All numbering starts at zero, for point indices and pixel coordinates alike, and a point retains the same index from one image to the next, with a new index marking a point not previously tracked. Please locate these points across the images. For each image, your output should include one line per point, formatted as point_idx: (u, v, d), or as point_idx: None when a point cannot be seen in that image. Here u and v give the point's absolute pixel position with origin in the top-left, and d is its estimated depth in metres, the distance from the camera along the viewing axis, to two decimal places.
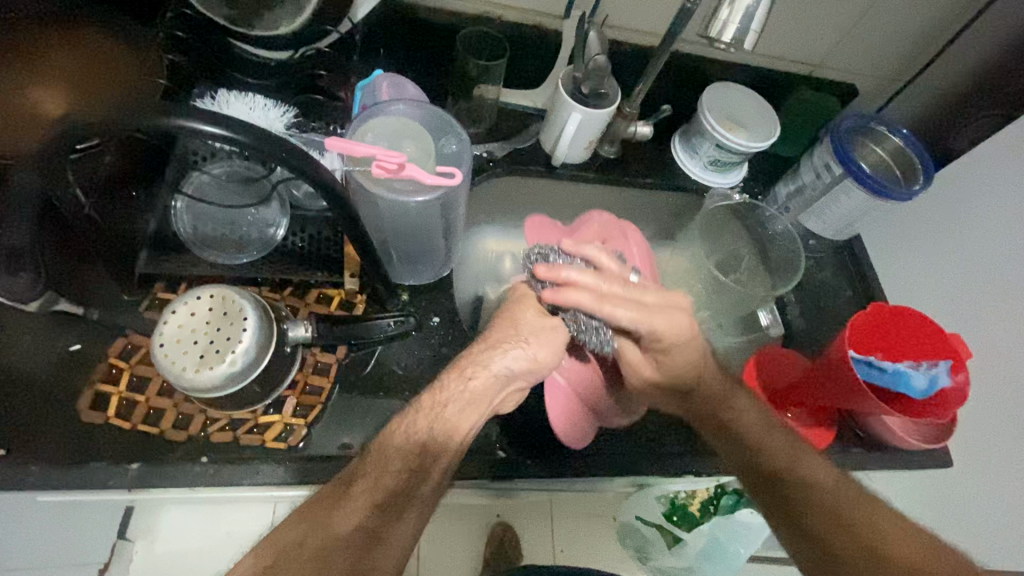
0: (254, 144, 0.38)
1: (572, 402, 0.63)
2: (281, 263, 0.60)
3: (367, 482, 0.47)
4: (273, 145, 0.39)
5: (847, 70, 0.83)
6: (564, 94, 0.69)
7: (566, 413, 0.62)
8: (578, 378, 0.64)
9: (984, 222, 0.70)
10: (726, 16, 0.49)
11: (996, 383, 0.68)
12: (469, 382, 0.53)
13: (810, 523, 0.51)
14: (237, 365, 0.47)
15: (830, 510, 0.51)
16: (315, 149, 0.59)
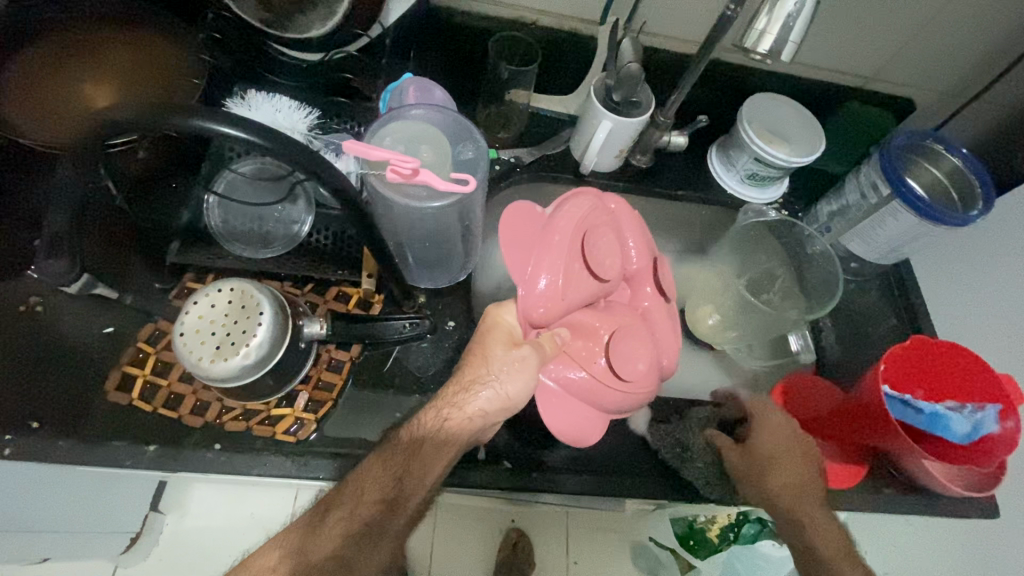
0: (271, 147, 0.39)
1: (571, 399, 0.58)
2: (305, 260, 0.62)
3: (343, 513, 0.48)
4: (291, 149, 0.40)
5: (901, 85, 0.79)
6: (595, 101, 0.68)
7: (554, 404, 0.58)
8: (568, 378, 0.58)
9: None
10: (764, 25, 0.47)
11: None
12: (444, 424, 0.51)
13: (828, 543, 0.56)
14: (251, 359, 0.49)
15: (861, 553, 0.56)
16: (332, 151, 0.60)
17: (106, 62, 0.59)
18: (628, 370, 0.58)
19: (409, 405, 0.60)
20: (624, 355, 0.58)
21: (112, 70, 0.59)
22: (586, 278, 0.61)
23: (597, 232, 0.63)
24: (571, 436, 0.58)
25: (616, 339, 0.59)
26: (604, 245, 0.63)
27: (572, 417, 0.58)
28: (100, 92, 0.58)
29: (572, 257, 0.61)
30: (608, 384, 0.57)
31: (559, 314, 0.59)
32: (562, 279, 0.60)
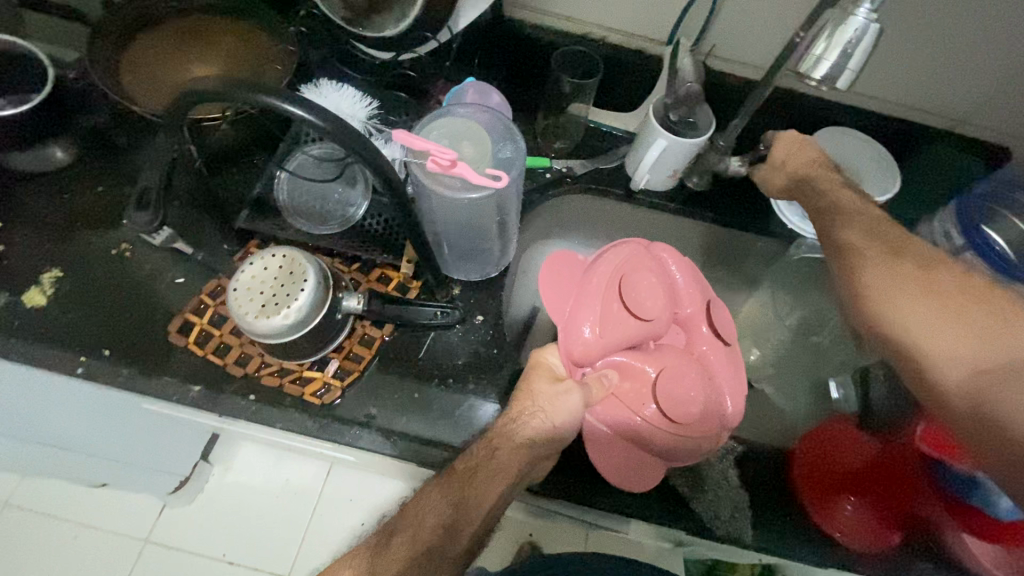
0: (330, 128, 0.43)
1: (619, 443, 0.58)
2: (355, 239, 0.66)
3: (405, 536, 0.50)
4: (346, 134, 0.43)
5: (992, 128, 0.74)
6: (652, 118, 0.69)
7: (605, 450, 0.58)
8: (614, 420, 0.59)
9: None
10: (821, 51, 0.45)
11: None
12: (495, 453, 0.52)
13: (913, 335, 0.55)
14: (289, 319, 0.54)
15: (965, 301, 0.54)
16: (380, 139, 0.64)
17: (215, 48, 0.68)
18: (678, 410, 0.59)
19: (427, 388, 0.63)
20: (677, 396, 0.60)
21: (218, 54, 0.67)
22: (626, 318, 0.63)
23: (637, 275, 0.65)
24: (617, 468, 0.58)
25: (669, 381, 0.60)
26: (645, 289, 0.65)
27: (619, 461, 0.58)
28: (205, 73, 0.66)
29: (610, 301, 0.63)
30: (659, 424, 0.58)
31: (602, 354, 0.61)
32: (601, 321, 0.62)
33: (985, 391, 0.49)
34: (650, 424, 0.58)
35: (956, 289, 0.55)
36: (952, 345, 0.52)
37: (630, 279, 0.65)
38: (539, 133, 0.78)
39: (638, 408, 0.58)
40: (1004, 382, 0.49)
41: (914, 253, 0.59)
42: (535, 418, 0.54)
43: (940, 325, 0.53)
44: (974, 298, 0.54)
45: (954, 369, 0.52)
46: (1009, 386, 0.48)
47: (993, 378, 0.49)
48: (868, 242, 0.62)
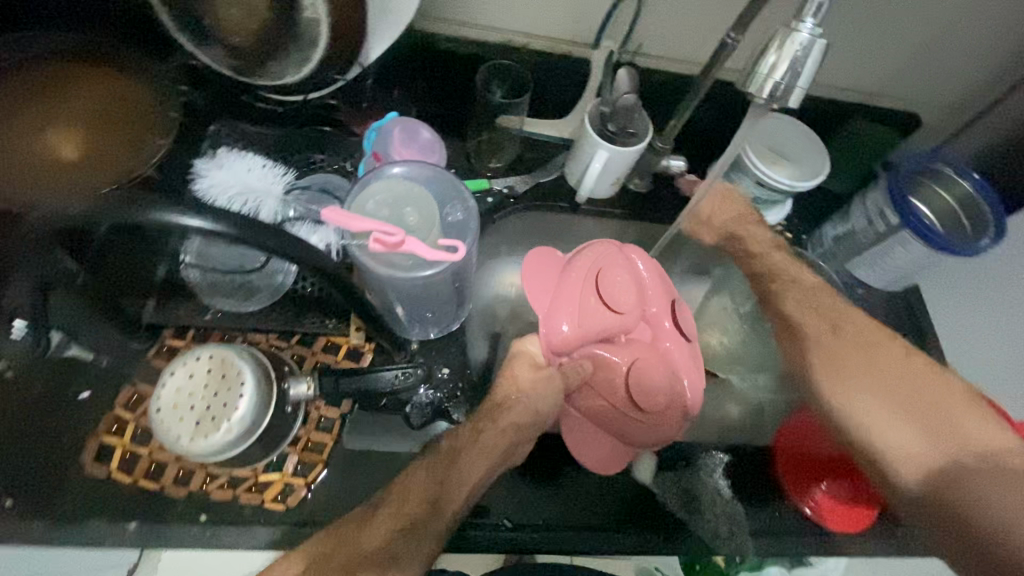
0: (239, 234, 0.37)
1: (591, 424, 0.61)
2: (291, 310, 0.59)
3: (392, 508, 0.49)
4: (259, 234, 0.38)
5: (903, 100, 0.78)
6: (590, 130, 0.65)
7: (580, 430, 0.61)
8: (590, 407, 0.60)
9: None
10: (772, 63, 0.43)
11: None
12: (478, 434, 0.54)
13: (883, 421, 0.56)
14: (233, 434, 0.46)
15: (913, 390, 0.56)
16: (307, 221, 0.54)
17: (75, 106, 0.55)
18: (644, 397, 0.59)
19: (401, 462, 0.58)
20: (649, 386, 0.60)
21: (81, 115, 0.55)
22: (599, 312, 0.61)
23: (611, 270, 0.62)
24: (592, 452, 0.61)
25: (642, 371, 0.60)
26: (619, 283, 0.62)
27: (595, 446, 0.61)
28: (65, 141, 0.54)
29: (586, 296, 0.61)
30: (624, 411, 0.59)
31: (575, 344, 0.61)
32: (578, 316, 0.61)
33: (947, 498, 0.50)
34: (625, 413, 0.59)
35: (916, 387, 0.56)
36: (910, 445, 0.53)
37: (605, 271, 0.62)
38: (473, 153, 0.72)
39: (612, 397, 0.59)
40: (974, 476, 0.49)
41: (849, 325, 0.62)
42: (519, 405, 0.56)
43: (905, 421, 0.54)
44: (923, 398, 0.55)
45: (915, 464, 0.52)
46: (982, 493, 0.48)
47: (951, 476, 0.50)
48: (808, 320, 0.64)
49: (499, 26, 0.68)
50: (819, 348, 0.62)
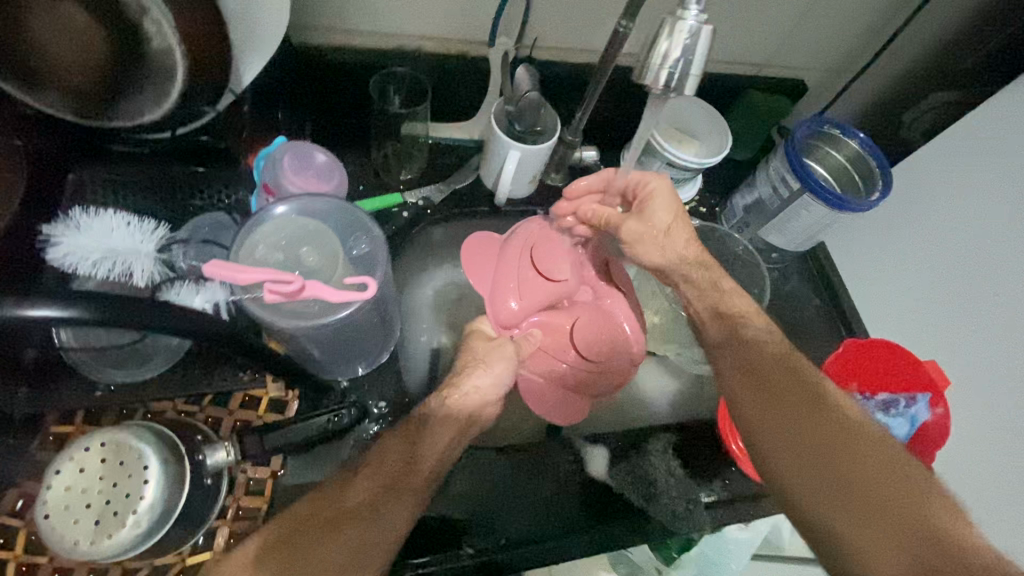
0: (106, 317, 0.34)
1: (551, 381, 0.67)
2: (197, 370, 0.54)
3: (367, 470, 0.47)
4: (128, 315, 0.35)
5: (791, 68, 0.81)
6: (497, 131, 0.63)
7: (541, 395, 0.67)
8: (549, 368, 0.67)
9: (951, 211, 0.66)
10: (665, 50, 0.43)
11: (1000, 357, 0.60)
12: (445, 400, 0.54)
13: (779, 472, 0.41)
14: (141, 527, 0.41)
15: (874, 460, 0.38)
16: (186, 283, 0.49)
17: None
18: (587, 347, 0.67)
19: None
20: (590, 338, 0.67)
21: None
22: (536, 285, 0.66)
23: (545, 243, 0.67)
24: (552, 408, 0.67)
25: (582, 326, 0.67)
26: (554, 252, 0.67)
27: (556, 406, 0.67)
28: None
29: (524, 269, 0.66)
30: (572, 365, 0.67)
31: (522, 317, 0.67)
32: (520, 289, 0.66)
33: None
34: (575, 363, 0.67)
35: (838, 417, 0.41)
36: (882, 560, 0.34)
37: (540, 241, 0.67)
38: (380, 168, 0.69)
39: (562, 354, 0.67)
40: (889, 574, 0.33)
41: (789, 390, 0.44)
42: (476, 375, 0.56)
43: (801, 473, 0.40)
44: (889, 454, 0.38)
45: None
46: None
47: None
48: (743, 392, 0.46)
49: (386, 30, 0.63)
50: (728, 358, 0.49)
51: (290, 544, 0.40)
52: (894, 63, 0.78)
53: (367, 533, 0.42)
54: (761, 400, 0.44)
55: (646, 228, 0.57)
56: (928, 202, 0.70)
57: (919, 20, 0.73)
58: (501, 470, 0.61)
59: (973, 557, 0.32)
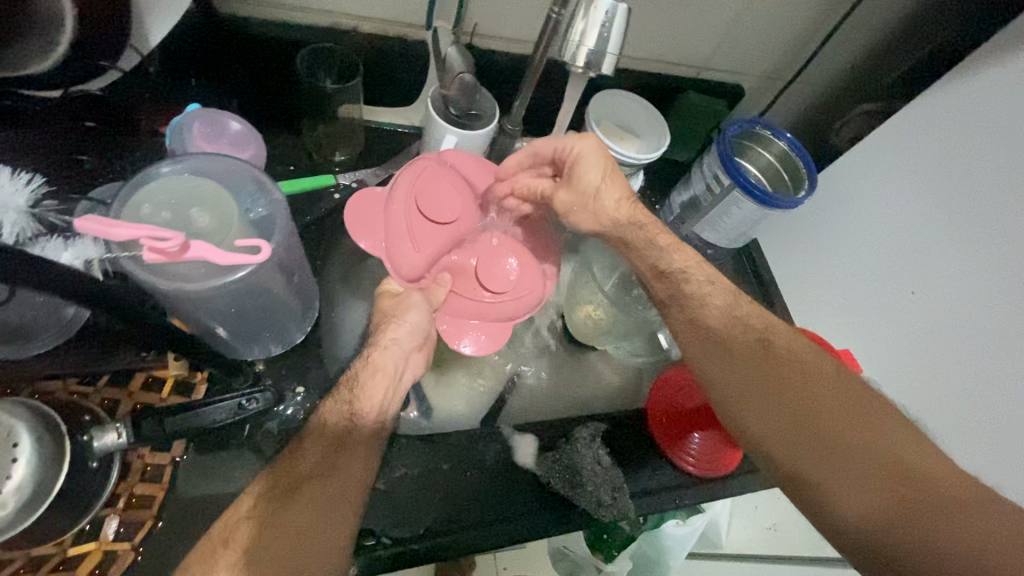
0: None
1: (474, 320, 0.60)
2: (92, 347, 0.50)
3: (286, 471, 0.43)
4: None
5: (730, 72, 0.83)
6: (433, 114, 0.63)
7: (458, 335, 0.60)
8: (459, 305, 0.60)
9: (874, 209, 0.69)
10: (581, 28, 0.44)
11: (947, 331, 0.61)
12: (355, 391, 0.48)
13: (767, 444, 0.47)
14: (7, 509, 0.39)
15: (848, 412, 0.45)
16: (56, 236, 0.43)
17: None
18: (494, 281, 0.61)
19: None
20: (498, 270, 0.62)
21: None
22: (432, 226, 0.60)
23: (427, 188, 0.60)
24: (479, 339, 0.60)
25: (486, 259, 0.62)
26: (440, 194, 0.61)
27: (479, 335, 0.60)
28: None
29: (414, 220, 0.59)
30: (486, 298, 0.61)
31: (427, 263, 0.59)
32: (417, 239, 0.59)
33: (883, 532, 0.40)
34: (484, 295, 0.61)
35: (807, 383, 0.48)
36: (864, 509, 0.41)
37: (421, 186, 0.60)
38: (313, 147, 0.67)
39: (470, 290, 0.61)
40: (895, 516, 0.40)
41: (768, 363, 0.49)
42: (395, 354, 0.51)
43: (789, 443, 0.46)
44: (855, 405, 0.46)
45: (862, 514, 0.41)
46: (921, 521, 0.39)
47: (911, 514, 0.39)
48: (723, 371, 0.51)
49: (319, 6, 0.61)
50: (691, 333, 0.54)
51: (270, 526, 0.41)
52: (823, 72, 0.81)
53: (323, 498, 0.43)
54: (750, 372, 0.50)
55: (583, 195, 0.59)
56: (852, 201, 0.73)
57: (846, 29, 0.76)
58: (423, 460, 0.58)
59: (933, 483, 0.40)
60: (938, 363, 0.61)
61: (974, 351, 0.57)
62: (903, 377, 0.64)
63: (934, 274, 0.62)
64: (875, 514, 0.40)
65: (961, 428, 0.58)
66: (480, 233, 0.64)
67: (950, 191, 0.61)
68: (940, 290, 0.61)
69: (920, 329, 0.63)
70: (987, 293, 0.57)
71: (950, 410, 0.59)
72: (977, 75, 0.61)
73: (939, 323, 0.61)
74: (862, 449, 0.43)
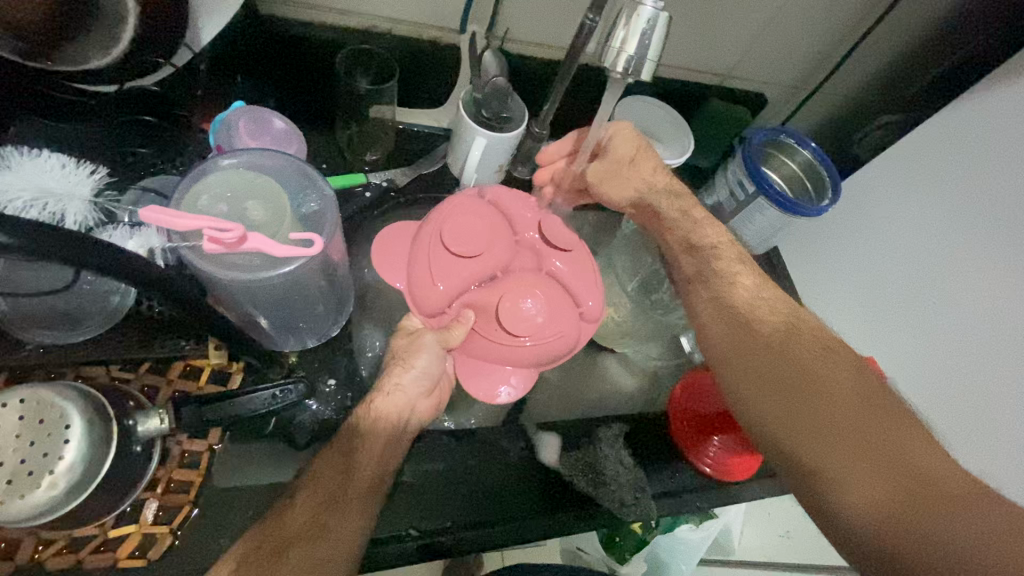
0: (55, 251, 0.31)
1: (494, 364, 0.55)
2: (136, 334, 0.51)
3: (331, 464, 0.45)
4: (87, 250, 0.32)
5: (754, 81, 0.84)
6: (465, 116, 0.63)
7: (479, 376, 0.55)
8: (478, 347, 0.55)
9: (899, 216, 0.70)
10: (622, 36, 0.45)
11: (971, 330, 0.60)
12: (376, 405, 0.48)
13: (771, 428, 0.46)
14: (58, 488, 0.40)
15: (857, 402, 0.43)
16: (122, 226, 0.47)
17: None
18: (518, 327, 0.54)
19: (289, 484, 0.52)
20: (520, 313, 0.54)
21: None
22: (455, 261, 0.55)
23: (451, 218, 0.56)
24: (494, 384, 0.55)
25: (508, 300, 0.54)
26: (462, 226, 0.56)
27: (495, 382, 0.56)
28: None
29: (434, 255, 0.55)
30: (506, 345, 0.54)
31: (449, 302, 0.55)
32: (433, 274, 0.55)
33: (886, 523, 0.37)
34: (506, 341, 0.54)
35: (819, 371, 0.46)
36: (868, 499, 0.39)
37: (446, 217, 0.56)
38: (345, 147, 0.68)
39: (490, 333, 0.54)
40: (906, 512, 0.37)
41: (788, 350, 0.49)
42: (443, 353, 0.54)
43: (793, 428, 0.44)
44: (871, 396, 0.44)
45: (865, 505, 0.39)
46: (928, 518, 0.36)
47: (917, 508, 0.37)
48: (739, 355, 0.51)
49: (356, 9, 0.63)
50: (715, 321, 0.54)
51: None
52: (847, 82, 0.82)
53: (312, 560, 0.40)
54: (765, 357, 0.49)
55: (612, 163, 0.62)
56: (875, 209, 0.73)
57: (871, 41, 0.77)
58: (451, 455, 0.59)
59: (946, 482, 0.38)
60: (962, 365, 0.60)
61: (990, 369, 0.57)
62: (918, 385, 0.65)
63: (965, 278, 0.61)
64: (879, 506, 0.38)
65: (971, 425, 0.58)
66: (511, 270, 0.57)
67: (975, 197, 0.61)
68: (963, 299, 0.61)
69: (942, 332, 0.63)
70: (1008, 310, 0.57)
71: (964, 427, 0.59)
72: (1012, 87, 0.60)
73: (956, 336, 0.61)
74: (872, 440, 0.41)
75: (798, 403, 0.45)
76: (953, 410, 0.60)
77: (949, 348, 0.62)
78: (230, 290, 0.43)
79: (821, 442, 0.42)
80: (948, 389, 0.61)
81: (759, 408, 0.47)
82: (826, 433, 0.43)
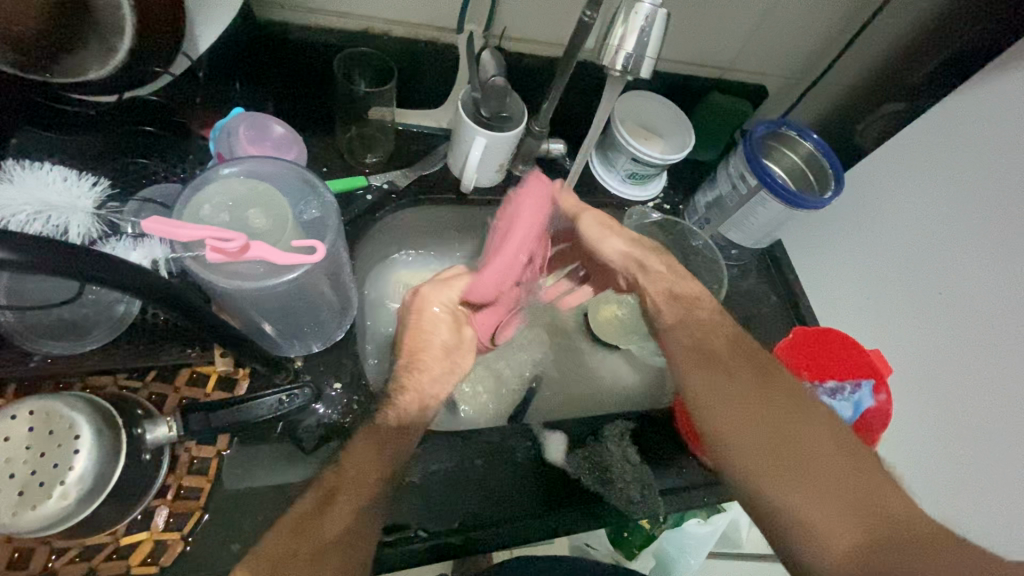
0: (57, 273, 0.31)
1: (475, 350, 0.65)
2: (141, 344, 0.52)
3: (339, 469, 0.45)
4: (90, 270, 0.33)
5: (754, 73, 0.83)
6: (463, 116, 0.62)
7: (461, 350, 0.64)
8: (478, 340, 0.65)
9: (904, 205, 0.69)
10: (621, 34, 0.45)
11: (981, 321, 0.59)
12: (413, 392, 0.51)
13: (746, 465, 0.49)
14: (69, 498, 0.40)
15: (830, 448, 0.48)
16: (127, 237, 0.47)
17: None
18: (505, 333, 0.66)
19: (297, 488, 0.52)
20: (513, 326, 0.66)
21: None
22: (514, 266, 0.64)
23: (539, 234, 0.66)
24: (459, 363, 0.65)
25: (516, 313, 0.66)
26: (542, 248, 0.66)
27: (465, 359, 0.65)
28: None
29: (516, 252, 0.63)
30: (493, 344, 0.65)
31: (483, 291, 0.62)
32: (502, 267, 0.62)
33: (861, 562, 0.42)
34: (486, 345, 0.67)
35: (796, 417, 0.50)
36: (844, 538, 0.43)
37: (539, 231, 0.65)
38: (346, 150, 0.67)
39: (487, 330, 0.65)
40: (877, 551, 0.42)
41: (767, 391, 0.52)
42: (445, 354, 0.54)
43: (771, 467, 0.48)
44: (842, 444, 0.49)
45: (843, 544, 0.43)
46: (896, 557, 0.41)
47: (883, 549, 0.42)
48: (715, 390, 0.53)
49: (352, 11, 0.62)
50: (692, 355, 0.56)
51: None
52: (849, 71, 0.81)
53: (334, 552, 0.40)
54: (747, 396, 0.52)
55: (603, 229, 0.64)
56: (879, 199, 0.72)
57: (872, 29, 0.76)
58: (457, 456, 0.59)
59: (908, 526, 0.43)
60: (969, 356, 0.60)
61: (997, 357, 0.57)
62: (924, 376, 0.64)
63: (973, 267, 0.61)
64: (856, 545, 0.42)
65: (984, 416, 0.58)
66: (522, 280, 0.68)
67: (980, 186, 0.60)
68: (969, 289, 0.61)
69: (948, 324, 0.63)
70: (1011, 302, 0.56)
71: (960, 431, 0.60)
72: (1015, 74, 0.59)
73: (954, 332, 0.62)
74: (846, 485, 0.46)
75: (777, 443, 0.49)
76: (965, 399, 0.60)
77: (959, 340, 0.61)
78: (233, 300, 0.44)
79: (799, 483, 0.46)
80: (959, 379, 0.60)
81: (735, 444, 0.50)
82: (803, 474, 0.46)
